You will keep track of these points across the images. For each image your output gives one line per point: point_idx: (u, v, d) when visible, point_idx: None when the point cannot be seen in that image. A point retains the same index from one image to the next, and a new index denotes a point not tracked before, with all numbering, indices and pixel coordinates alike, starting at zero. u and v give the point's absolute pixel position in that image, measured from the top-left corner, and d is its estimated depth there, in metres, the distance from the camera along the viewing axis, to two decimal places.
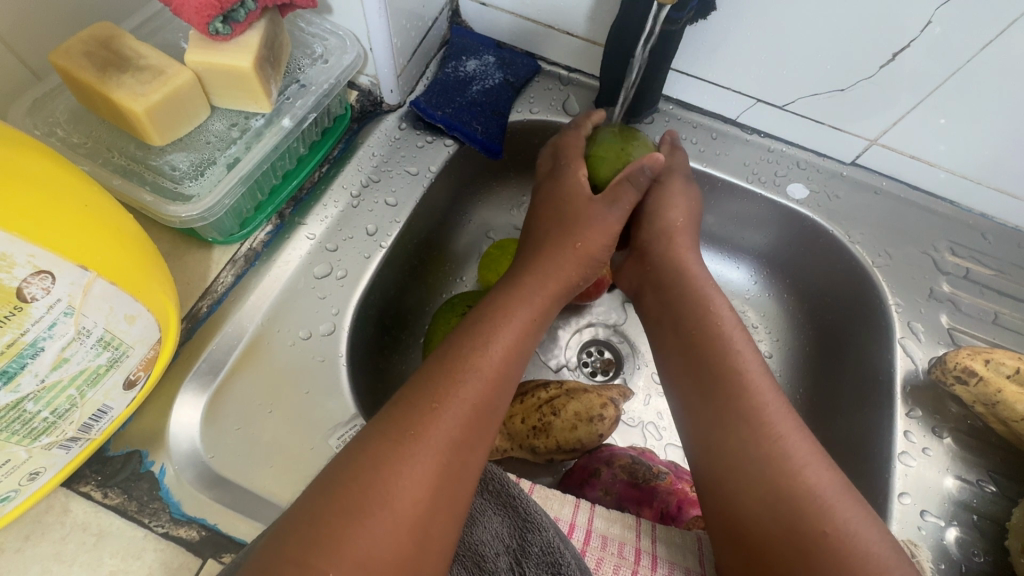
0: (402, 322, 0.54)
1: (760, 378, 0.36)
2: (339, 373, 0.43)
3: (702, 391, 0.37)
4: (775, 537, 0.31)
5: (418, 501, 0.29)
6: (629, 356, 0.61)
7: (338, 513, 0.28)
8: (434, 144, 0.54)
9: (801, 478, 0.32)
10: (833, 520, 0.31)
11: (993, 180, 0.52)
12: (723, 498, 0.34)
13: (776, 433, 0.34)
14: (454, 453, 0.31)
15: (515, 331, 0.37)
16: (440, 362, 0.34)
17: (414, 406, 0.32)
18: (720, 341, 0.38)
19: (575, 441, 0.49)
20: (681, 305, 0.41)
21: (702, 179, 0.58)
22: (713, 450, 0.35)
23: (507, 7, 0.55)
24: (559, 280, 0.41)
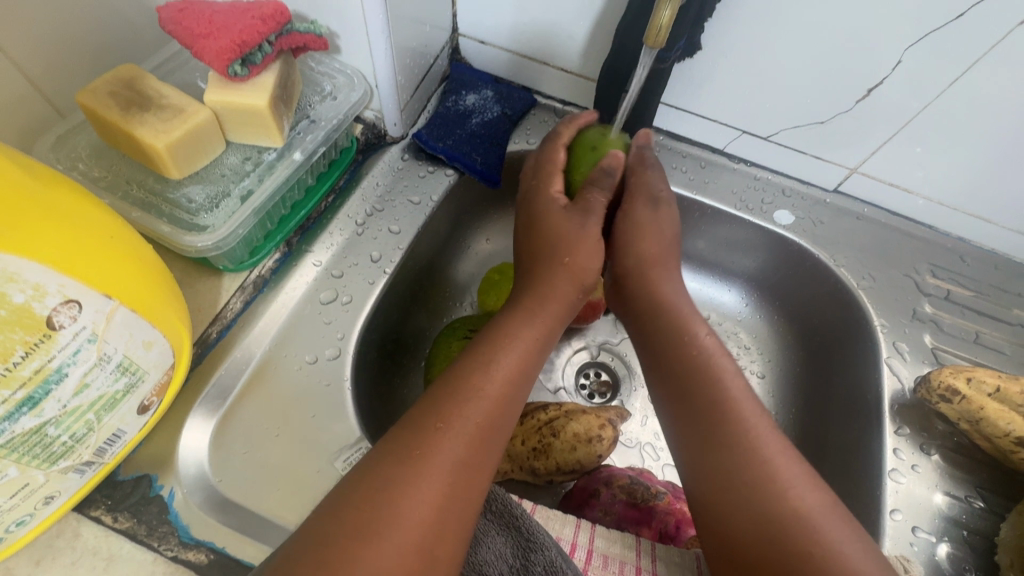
0: (403, 347, 0.55)
1: (747, 399, 0.38)
2: (344, 396, 0.44)
3: (694, 412, 0.38)
4: (772, 555, 0.32)
5: (424, 522, 0.30)
6: (626, 377, 0.62)
7: (345, 533, 0.29)
8: (435, 174, 0.57)
9: (791, 497, 0.33)
10: (829, 535, 0.32)
11: (968, 207, 0.54)
12: (712, 522, 0.35)
13: (767, 453, 0.35)
14: (458, 475, 0.32)
15: (519, 355, 0.38)
16: (447, 385, 0.36)
17: (420, 428, 0.33)
18: (699, 365, 0.39)
19: (575, 462, 0.49)
20: (659, 330, 0.42)
21: (692, 206, 0.61)
22: (708, 476, 0.36)
23: (504, 45, 0.59)
24: (561, 305, 0.42)
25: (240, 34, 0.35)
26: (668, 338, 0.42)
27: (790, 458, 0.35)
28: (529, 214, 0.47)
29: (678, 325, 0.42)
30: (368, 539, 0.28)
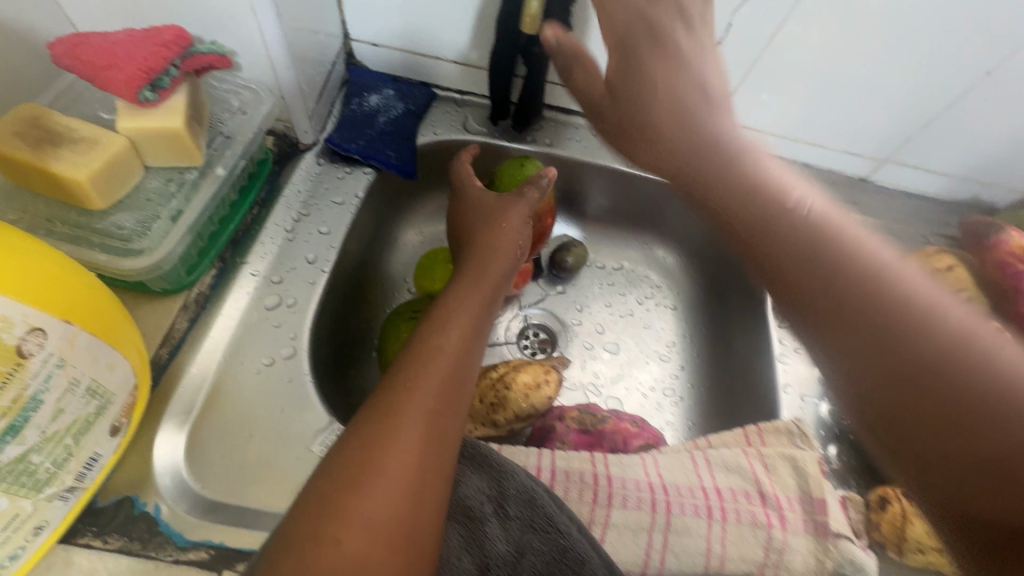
0: (352, 341, 0.58)
1: (876, 245, 0.35)
2: (307, 387, 0.46)
3: (801, 266, 0.36)
4: (934, 366, 0.29)
5: (408, 468, 0.34)
6: (562, 332, 0.71)
7: (332, 496, 0.32)
8: (353, 173, 0.60)
9: (938, 313, 0.31)
10: (986, 343, 0.29)
11: (805, 136, 0.67)
12: (858, 356, 0.32)
13: (890, 269, 0.34)
14: (431, 430, 0.36)
15: (475, 318, 0.42)
16: (409, 352, 0.39)
17: (390, 391, 0.37)
18: (910, 297, 0.32)
19: (530, 408, 0.55)
20: (732, 189, 0.41)
21: (592, 170, 0.68)
22: (837, 321, 0.33)
23: (396, 45, 0.63)
24: (502, 265, 0.48)
25: (145, 62, 0.37)
26: (815, 256, 0.35)
27: (920, 279, 0.33)
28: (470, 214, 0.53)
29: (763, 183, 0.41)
30: (355, 496, 0.32)
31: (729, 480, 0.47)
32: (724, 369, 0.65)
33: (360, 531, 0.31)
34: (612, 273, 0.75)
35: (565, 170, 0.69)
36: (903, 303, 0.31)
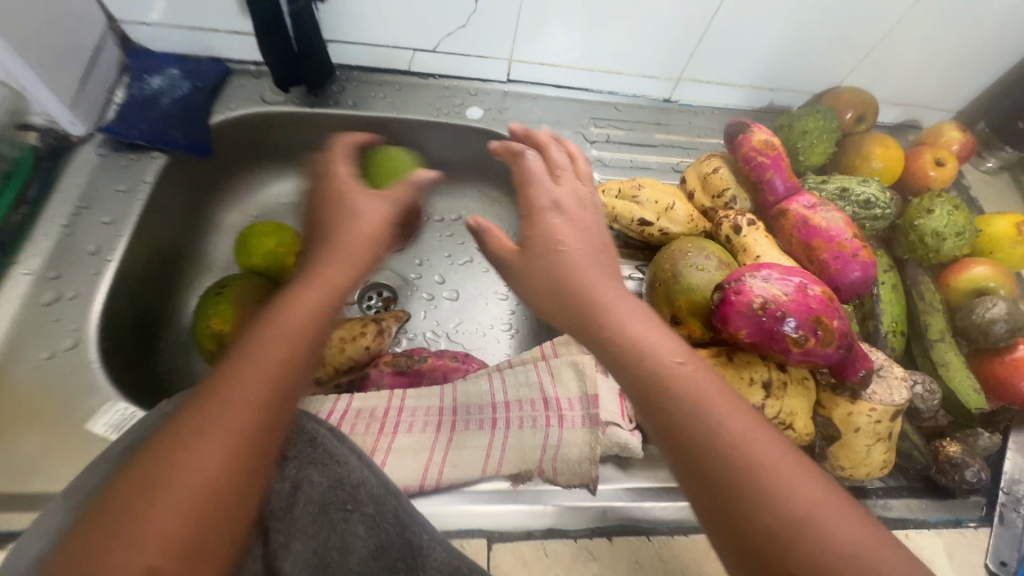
0: (163, 326, 0.59)
1: (689, 370, 0.33)
2: (93, 372, 0.47)
3: (682, 445, 0.31)
4: (743, 499, 0.29)
5: (213, 472, 0.28)
6: (403, 288, 0.73)
7: (124, 494, 0.27)
8: (140, 159, 0.59)
9: (754, 452, 0.29)
10: (795, 492, 0.28)
11: (599, 65, 0.70)
12: (698, 486, 0.30)
13: (734, 431, 0.30)
14: (251, 418, 0.30)
15: (341, 276, 0.36)
16: (270, 318, 0.33)
17: (219, 375, 0.31)
18: (755, 467, 0.29)
19: (349, 360, 0.58)
20: (614, 352, 0.34)
21: (404, 126, 0.70)
22: (687, 469, 0.30)
23: (166, 21, 0.60)
24: (382, 201, 0.41)
25: None
26: (683, 433, 0.31)
27: (762, 436, 0.30)
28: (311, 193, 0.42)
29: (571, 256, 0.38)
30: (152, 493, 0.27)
31: (519, 394, 0.51)
32: None
33: (149, 534, 0.26)
34: (448, 224, 0.78)
35: (378, 129, 0.70)
36: (746, 465, 0.29)
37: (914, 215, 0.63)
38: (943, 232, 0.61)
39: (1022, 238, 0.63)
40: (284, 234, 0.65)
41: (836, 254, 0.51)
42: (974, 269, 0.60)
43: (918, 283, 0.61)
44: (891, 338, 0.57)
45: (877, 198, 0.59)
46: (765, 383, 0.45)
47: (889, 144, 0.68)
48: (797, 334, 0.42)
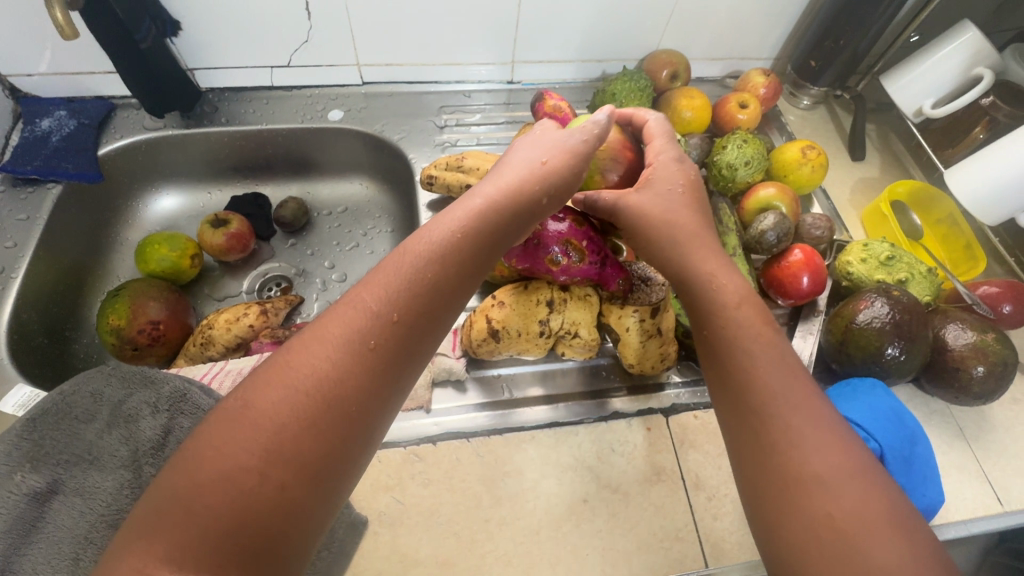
0: (75, 331, 0.69)
1: (775, 366, 0.40)
2: (3, 368, 0.57)
3: (738, 411, 0.40)
4: (779, 471, 0.36)
5: (279, 432, 0.32)
6: (298, 278, 0.83)
7: (255, 388, 0.34)
8: (37, 191, 0.69)
9: (805, 455, 0.36)
10: (828, 482, 0.35)
11: (440, 59, 0.81)
12: (760, 450, 0.38)
13: (788, 419, 0.38)
14: (356, 359, 0.36)
15: (421, 279, 0.40)
16: (349, 307, 0.37)
17: (301, 350, 0.35)
18: (786, 417, 0.38)
19: (235, 338, 0.67)
20: (712, 372, 0.43)
21: (274, 134, 0.80)
22: (751, 450, 0.38)
23: (45, 70, 0.70)
24: (512, 192, 0.46)
25: None
26: (751, 410, 0.39)
27: (812, 425, 0.37)
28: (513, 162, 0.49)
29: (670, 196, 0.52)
30: (264, 393, 0.33)
31: None
32: None
33: (256, 426, 0.32)
34: (336, 216, 0.88)
35: (253, 139, 0.80)
36: (788, 458, 0.36)
37: (714, 153, 0.73)
38: (735, 163, 0.71)
39: (808, 161, 0.72)
40: (176, 241, 0.74)
41: None
42: (762, 192, 0.69)
43: (720, 209, 0.71)
44: None
45: None
46: (548, 301, 0.55)
47: (694, 95, 0.77)
48: (556, 254, 0.52)
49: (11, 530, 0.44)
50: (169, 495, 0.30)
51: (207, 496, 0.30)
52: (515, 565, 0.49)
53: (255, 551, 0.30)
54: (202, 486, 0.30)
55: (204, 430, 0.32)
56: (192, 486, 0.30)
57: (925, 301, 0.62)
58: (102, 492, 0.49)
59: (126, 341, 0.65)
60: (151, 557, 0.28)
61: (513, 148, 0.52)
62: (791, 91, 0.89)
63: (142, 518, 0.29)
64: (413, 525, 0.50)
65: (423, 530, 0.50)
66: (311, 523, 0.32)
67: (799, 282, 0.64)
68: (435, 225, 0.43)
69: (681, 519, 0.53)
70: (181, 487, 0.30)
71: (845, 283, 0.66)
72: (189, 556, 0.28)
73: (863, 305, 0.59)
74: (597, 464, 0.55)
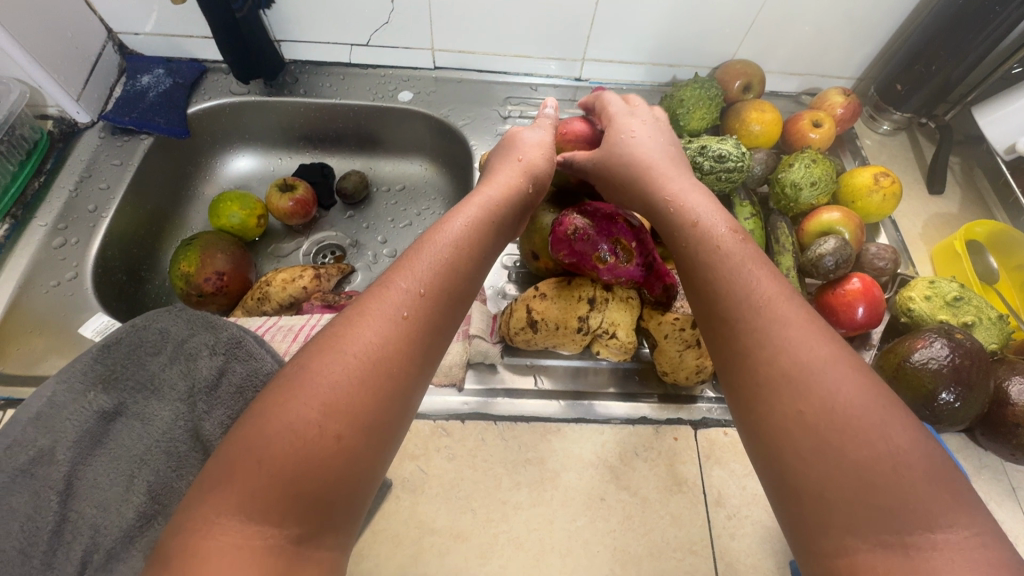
0: (149, 272, 0.75)
1: (783, 308, 0.37)
2: (86, 298, 0.63)
3: (742, 363, 0.37)
4: (800, 426, 0.33)
5: (335, 389, 0.34)
6: (351, 248, 0.86)
7: (309, 358, 0.36)
8: (131, 141, 0.75)
9: (824, 398, 0.33)
10: (861, 430, 0.31)
11: (513, 51, 0.82)
12: (773, 406, 0.34)
13: (801, 359, 0.34)
14: (395, 325, 0.38)
15: (448, 257, 0.43)
16: (387, 279, 0.40)
17: (350, 320, 0.38)
18: (797, 361, 0.34)
19: (289, 298, 0.71)
20: (712, 326, 0.41)
21: (346, 108, 0.83)
22: (762, 407, 0.35)
23: (151, 31, 0.76)
24: (505, 185, 0.52)
25: None
26: (758, 361, 0.36)
27: (828, 365, 0.34)
28: (498, 162, 0.56)
29: (640, 146, 0.54)
30: (317, 360, 0.35)
31: None
32: None
33: (314, 386, 0.34)
34: (393, 193, 0.91)
35: (326, 112, 0.84)
36: (810, 410, 0.33)
37: (779, 170, 0.71)
38: (800, 183, 0.68)
39: (880, 188, 0.69)
40: (246, 201, 0.79)
41: None
42: (826, 214, 0.67)
43: (778, 229, 0.69)
44: None
45: (730, 154, 0.66)
46: (590, 299, 0.55)
47: (766, 109, 0.75)
48: (603, 253, 0.52)
49: (80, 441, 0.50)
50: (235, 455, 0.32)
51: (274, 447, 0.32)
52: (525, 550, 0.50)
53: (319, 500, 0.32)
54: (267, 439, 0.32)
55: (268, 396, 0.34)
56: (257, 441, 0.32)
57: (990, 348, 0.59)
58: (160, 420, 0.54)
59: (193, 288, 0.70)
60: (231, 505, 0.30)
61: (494, 152, 0.59)
62: (870, 115, 0.85)
63: (213, 470, 0.32)
64: (433, 495, 0.52)
65: (441, 502, 0.52)
66: (365, 472, 0.34)
67: (854, 313, 0.61)
68: (455, 217, 0.47)
69: (696, 533, 0.52)
70: (250, 443, 0.32)
71: (904, 319, 0.63)
72: (257, 505, 0.30)
73: (920, 344, 0.56)
74: (618, 466, 0.55)
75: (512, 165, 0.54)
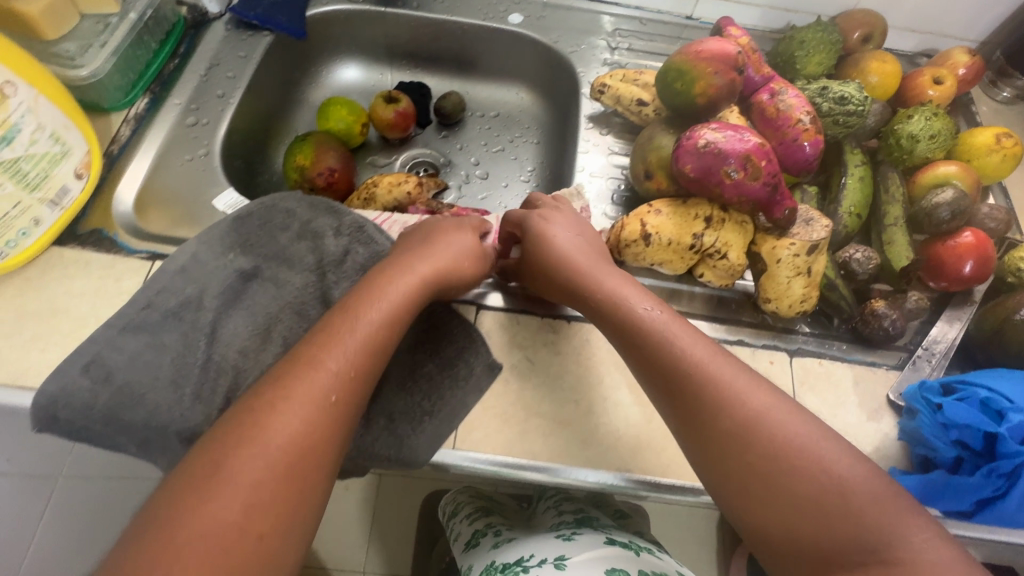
0: (262, 165, 0.78)
1: (728, 371, 0.44)
2: (216, 174, 0.67)
3: (702, 435, 0.43)
4: (767, 487, 0.39)
5: (257, 484, 0.35)
6: (445, 166, 0.88)
7: (223, 452, 0.36)
8: (254, 36, 0.77)
9: (776, 451, 0.40)
10: (807, 472, 0.39)
11: None
12: (737, 474, 0.41)
13: (752, 410, 0.41)
14: (322, 410, 0.39)
15: (368, 337, 0.44)
16: (291, 364, 0.41)
17: (256, 410, 0.38)
18: (743, 423, 0.41)
19: (394, 201, 0.74)
20: (665, 400, 0.45)
21: (455, 26, 0.84)
22: (732, 475, 0.41)
23: None
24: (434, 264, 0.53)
25: None
26: (713, 435, 0.42)
27: (778, 411, 0.41)
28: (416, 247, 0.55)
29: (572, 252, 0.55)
30: (236, 453, 0.36)
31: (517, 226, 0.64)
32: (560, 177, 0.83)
33: (234, 484, 0.34)
34: (488, 118, 0.92)
35: (435, 28, 0.85)
36: (770, 468, 0.39)
37: (895, 121, 0.69)
38: (918, 135, 0.67)
39: (1000, 148, 0.68)
40: (354, 108, 0.82)
41: (781, 143, 0.61)
42: (942, 168, 0.66)
43: (888, 179, 0.68)
44: (849, 218, 0.65)
45: (852, 96, 0.65)
46: (706, 218, 0.57)
47: (888, 60, 0.74)
48: (731, 168, 0.53)
49: (223, 294, 0.55)
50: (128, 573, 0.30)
51: (192, 556, 0.32)
52: (623, 442, 0.53)
53: None
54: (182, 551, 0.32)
55: (165, 510, 0.33)
56: (164, 554, 0.31)
57: None
58: (292, 285, 0.58)
59: (306, 181, 0.74)
60: None
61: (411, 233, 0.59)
62: (990, 81, 0.82)
63: None
64: (539, 384, 0.55)
65: (547, 390, 0.55)
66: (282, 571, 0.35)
67: (962, 267, 0.61)
68: (383, 292, 0.47)
69: None
70: (157, 553, 0.31)
71: (1011, 279, 0.63)
72: None
73: None
74: None
75: (447, 256, 0.54)
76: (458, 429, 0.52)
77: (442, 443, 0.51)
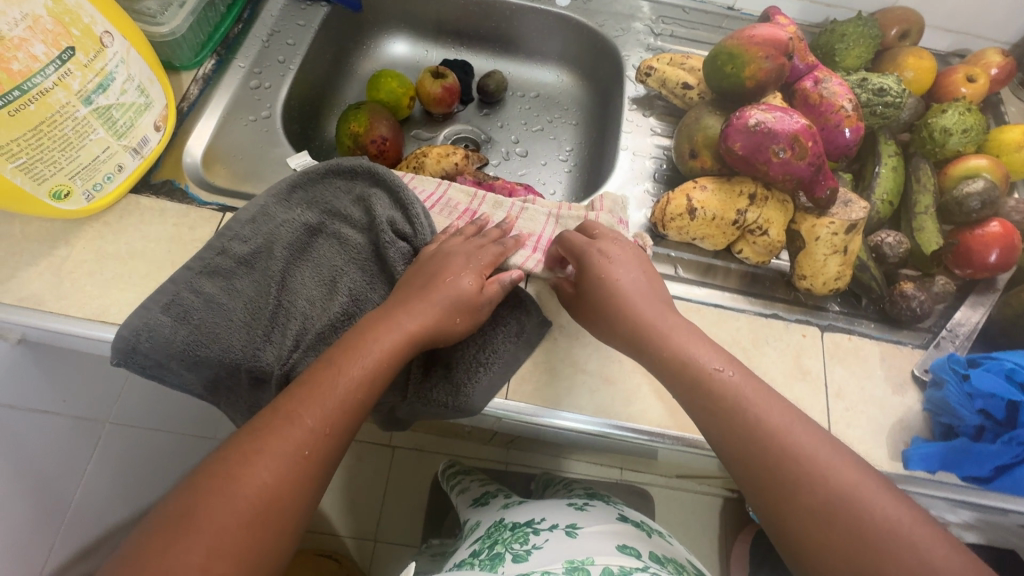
0: (314, 131, 0.81)
1: (800, 434, 0.44)
2: (278, 135, 0.70)
3: (776, 495, 0.43)
4: (842, 551, 0.40)
5: (235, 526, 0.38)
6: (486, 142, 0.91)
7: (199, 495, 0.38)
8: (313, 6, 0.80)
9: (855, 514, 0.40)
10: (884, 539, 0.39)
11: None
12: (807, 536, 0.41)
13: (828, 476, 0.42)
14: (294, 463, 0.41)
15: (353, 384, 0.45)
16: (274, 411, 0.43)
17: (238, 453, 0.40)
18: (820, 486, 0.41)
19: (442, 171, 0.77)
20: (736, 457, 0.45)
21: (503, 6, 0.87)
22: (807, 537, 0.41)
23: None
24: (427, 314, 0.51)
25: None
26: (788, 496, 0.42)
27: (849, 475, 0.42)
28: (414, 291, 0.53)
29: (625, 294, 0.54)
30: (206, 500, 0.38)
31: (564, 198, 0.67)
32: (599, 157, 0.86)
33: (207, 525, 0.37)
34: (529, 98, 0.95)
35: (484, 7, 0.88)
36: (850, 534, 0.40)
37: (929, 115, 0.72)
38: (951, 128, 0.70)
39: None
40: (402, 81, 0.85)
41: (822, 128, 0.64)
42: (974, 160, 0.69)
43: (919, 170, 0.71)
44: (880, 205, 0.69)
45: (891, 88, 0.68)
46: (750, 195, 0.60)
47: (925, 57, 0.76)
48: (780, 147, 0.56)
49: (292, 246, 0.59)
50: None
51: None
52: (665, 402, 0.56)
53: None
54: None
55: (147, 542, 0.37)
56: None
57: None
58: (354, 241, 0.60)
59: (359, 147, 0.77)
60: None
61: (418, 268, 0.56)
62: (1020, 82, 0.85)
63: None
64: (586, 344, 0.58)
65: (594, 349, 0.58)
66: None
67: (988, 256, 0.64)
68: (372, 341, 0.48)
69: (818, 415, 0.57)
70: None
71: None
72: None
73: None
74: (749, 348, 0.60)
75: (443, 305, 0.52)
76: (510, 381, 0.56)
77: (495, 393, 0.55)
